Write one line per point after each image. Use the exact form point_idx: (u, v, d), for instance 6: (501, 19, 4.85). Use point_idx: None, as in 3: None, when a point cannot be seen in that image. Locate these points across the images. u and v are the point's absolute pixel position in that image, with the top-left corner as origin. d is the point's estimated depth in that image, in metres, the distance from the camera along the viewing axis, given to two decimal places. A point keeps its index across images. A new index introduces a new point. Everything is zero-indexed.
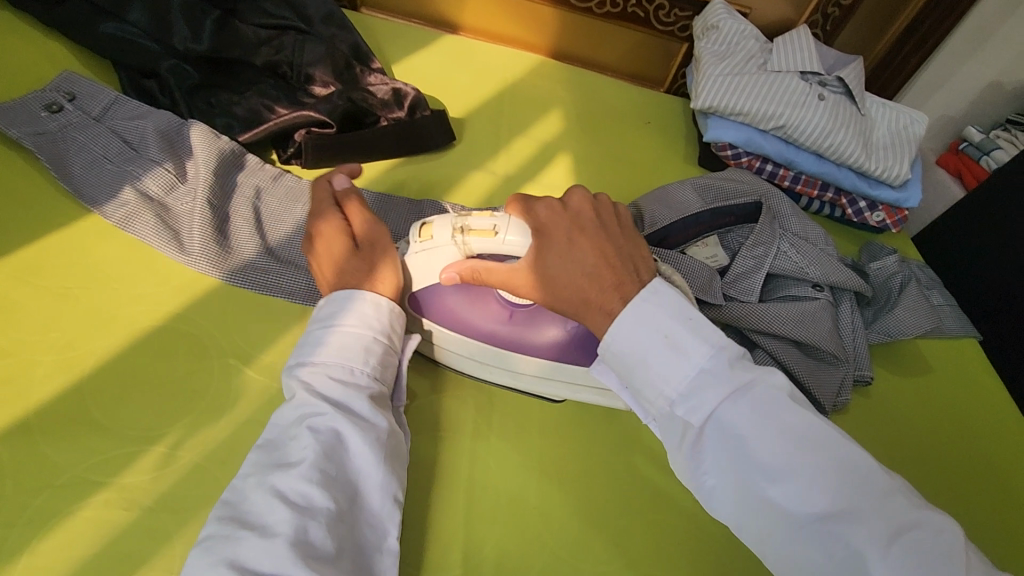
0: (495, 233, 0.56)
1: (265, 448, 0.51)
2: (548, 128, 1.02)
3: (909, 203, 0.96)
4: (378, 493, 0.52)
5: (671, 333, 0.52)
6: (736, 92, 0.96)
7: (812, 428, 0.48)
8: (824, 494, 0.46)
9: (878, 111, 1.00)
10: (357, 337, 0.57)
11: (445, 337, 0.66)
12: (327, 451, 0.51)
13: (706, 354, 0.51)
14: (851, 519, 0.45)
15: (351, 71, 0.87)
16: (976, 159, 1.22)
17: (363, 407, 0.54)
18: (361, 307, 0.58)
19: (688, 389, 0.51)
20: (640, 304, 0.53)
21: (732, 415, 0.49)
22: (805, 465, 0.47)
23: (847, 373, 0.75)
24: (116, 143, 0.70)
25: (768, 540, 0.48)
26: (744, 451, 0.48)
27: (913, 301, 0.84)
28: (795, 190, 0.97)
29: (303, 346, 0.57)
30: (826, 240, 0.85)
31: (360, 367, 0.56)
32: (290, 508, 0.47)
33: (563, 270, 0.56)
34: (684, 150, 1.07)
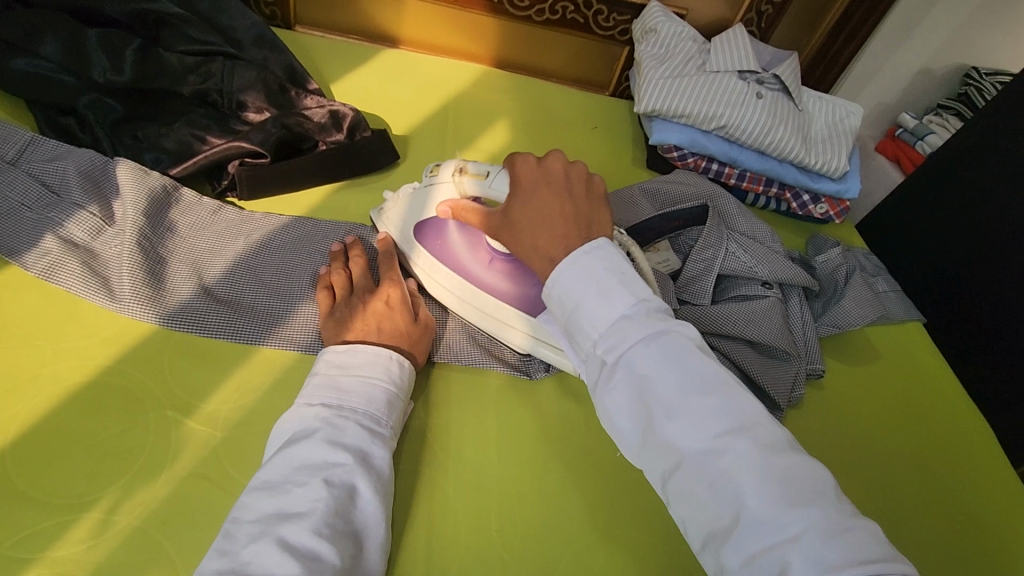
0: (486, 176, 0.66)
1: (274, 490, 0.50)
2: (495, 141, 1.01)
3: (850, 193, 0.99)
4: (377, 551, 0.52)
5: (603, 279, 0.49)
6: (677, 94, 0.97)
7: (718, 375, 0.45)
8: (716, 432, 0.43)
9: (815, 105, 1.02)
10: (383, 391, 0.59)
11: (434, 267, 0.73)
12: (339, 504, 0.50)
13: (630, 303, 0.48)
14: (740, 459, 0.42)
15: (285, 94, 0.85)
16: (912, 144, 1.27)
17: (378, 461, 0.55)
18: (390, 365, 0.60)
19: (609, 333, 0.47)
20: (583, 254, 0.51)
21: (644, 359, 0.45)
22: (705, 406, 0.43)
23: (798, 368, 0.76)
24: (34, 188, 0.66)
25: (669, 482, 0.44)
26: (649, 390, 0.45)
27: (858, 291, 0.86)
28: (741, 187, 0.99)
29: (325, 387, 0.57)
30: (773, 237, 0.87)
31: (384, 421, 0.58)
32: (299, 562, 0.45)
33: (522, 219, 0.57)
34: (632, 153, 1.08)
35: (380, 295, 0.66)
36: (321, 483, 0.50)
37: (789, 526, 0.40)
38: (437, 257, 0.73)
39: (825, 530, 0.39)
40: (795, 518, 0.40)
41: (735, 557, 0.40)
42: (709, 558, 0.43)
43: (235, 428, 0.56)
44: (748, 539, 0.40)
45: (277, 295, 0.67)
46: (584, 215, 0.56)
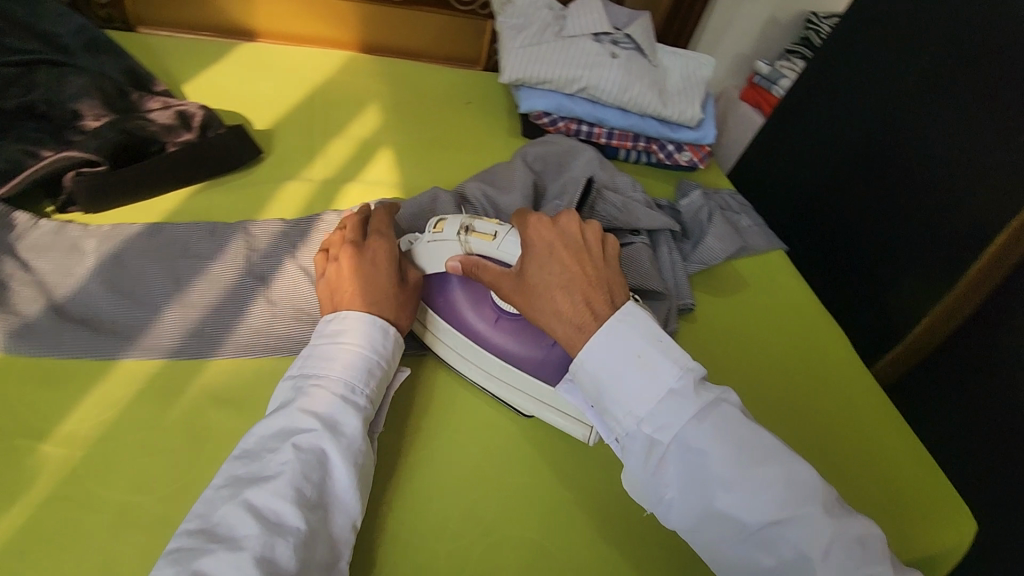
0: (495, 236, 0.63)
1: (252, 457, 0.53)
2: (367, 124, 1.00)
3: (707, 139, 1.05)
4: (346, 514, 0.53)
5: (642, 353, 0.53)
6: (537, 61, 1.00)
7: (761, 441, 0.51)
8: (774, 505, 0.47)
9: (669, 60, 1.08)
10: (361, 358, 0.59)
11: (437, 323, 0.70)
12: (308, 469, 0.52)
13: (676, 376, 0.52)
14: (804, 530, 0.47)
15: (126, 98, 0.81)
16: (769, 89, 1.37)
17: (354, 428, 0.56)
18: (372, 330, 0.61)
19: (656, 409, 0.51)
20: (613, 327, 0.55)
21: (696, 435, 0.50)
22: (757, 476, 0.49)
23: (671, 305, 0.82)
24: None
25: (723, 545, 0.49)
26: (704, 465, 0.49)
27: (719, 227, 0.93)
28: (612, 145, 1.04)
29: (311, 359, 0.59)
30: (634, 185, 0.93)
31: (361, 389, 0.58)
32: (259, 523, 0.48)
33: (539, 281, 0.59)
34: (507, 123, 1.10)
35: (368, 259, 0.66)
36: (291, 449, 0.52)
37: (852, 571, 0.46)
38: (439, 313, 0.70)
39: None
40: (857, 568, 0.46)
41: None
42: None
43: (99, 443, 0.55)
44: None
45: (137, 304, 0.65)
46: (599, 279, 0.59)
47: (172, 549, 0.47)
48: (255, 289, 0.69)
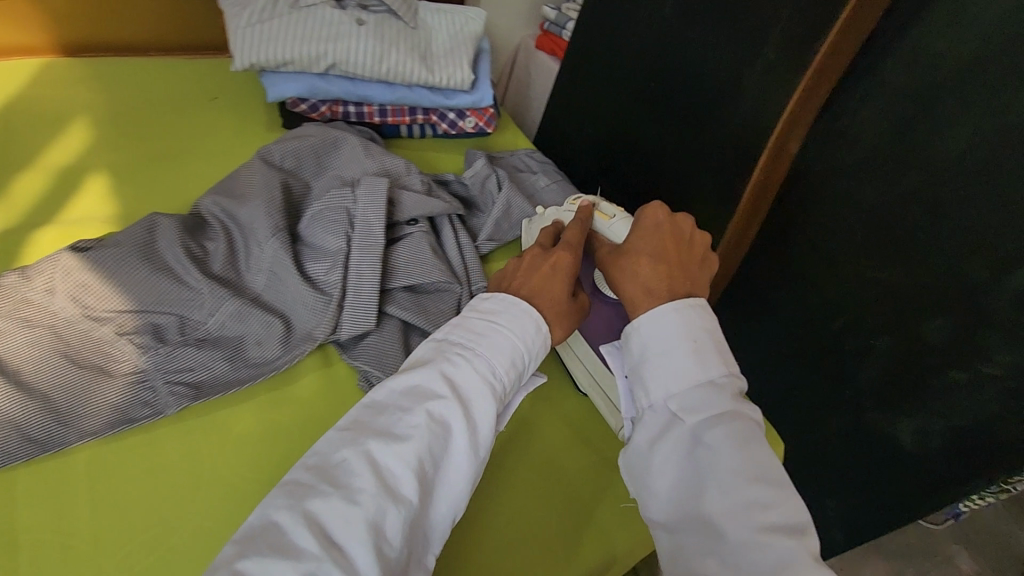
0: (611, 217, 0.72)
1: (383, 411, 0.47)
2: (71, 146, 0.81)
3: (486, 101, 0.97)
4: (450, 505, 0.47)
5: (698, 339, 0.51)
6: (270, 40, 0.85)
7: (772, 465, 0.46)
8: (761, 525, 0.43)
9: (431, 19, 0.97)
10: (512, 341, 0.53)
11: None
12: (434, 441, 0.46)
13: (720, 372, 0.50)
14: (786, 562, 0.41)
15: None
16: (559, 34, 1.31)
17: (489, 416, 0.49)
18: (518, 317, 0.54)
19: (691, 394, 0.50)
20: (690, 306, 0.53)
21: (714, 433, 0.47)
22: (748, 494, 0.44)
23: (464, 291, 0.75)
24: None
25: (692, 554, 0.45)
26: (707, 463, 0.46)
27: (508, 191, 0.86)
28: (389, 122, 0.95)
29: (461, 327, 0.54)
30: (408, 166, 0.82)
31: (503, 376, 0.51)
32: (379, 484, 0.43)
33: (636, 251, 0.59)
34: (264, 116, 0.95)
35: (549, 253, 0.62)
36: (423, 414, 0.47)
37: None
38: None
39: None
40: None
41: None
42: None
43: None
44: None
45: None
46: (691, 270, 0.59)
47: (286, 481, 0.44)
48: None
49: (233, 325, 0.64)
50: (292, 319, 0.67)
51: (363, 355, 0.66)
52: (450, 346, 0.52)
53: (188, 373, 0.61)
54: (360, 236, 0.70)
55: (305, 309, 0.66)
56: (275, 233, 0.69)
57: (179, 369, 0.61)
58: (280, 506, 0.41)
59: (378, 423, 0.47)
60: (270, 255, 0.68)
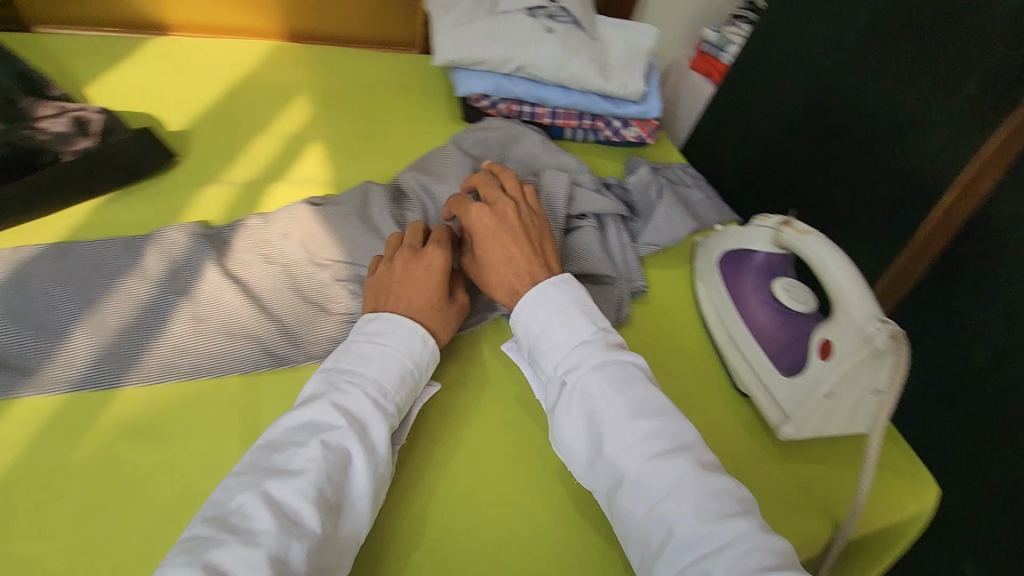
0: (805, 233, 0.72)
1: (276, 449, 0.51)
2: (295, 118, 0.94)
3: (653, 113, 1.02)
4: (355, 522, 0.50)
5: (567, 309, 0.60)
6: (470, 40, 0.94)
7: (655, 395, 0.56)
8: (653, 451, 0.52)
9: (608, 32, 1.03)
10: (400, 364, 0.58)
11: (716, 293, 0.81)
12: (332, 469, 0.50)
13: (590, 330, 0.59)
14: (673, 477, 0.50)
15: (15, 106, 0.74)
16: (716, 56, 1.33)
17: (378, 434, 0.54)
18: (409, 336, 0.59)
19: (570, 356, 0.58)
20: (552, 282, 0.62)
21: (595, 386, 0.55)
22: (635, 430, 0.53)
23: (622, 289, 0.79)
24: None
25: (614, 498, 0.52)
26: (597, 415, 0.54)
27: (669, 203, 0.89)
28: (557, 125, 1.01)
29: (346, 355, 0.58)
30: (581, 167, 0.87)
31: (392, 396, 0.56)
32: (275, 520, 0.45)
33: (493, 255, 0.66)
34: (447, 110, 1.04)
35: (422, 260, 0.65)
36: (318, 446, 0.50)
37: (719, 518, 0.48)
38: (726, 283, 0.80)
39: (751, 538, 0.47)
40: (724, 531, 0.47)
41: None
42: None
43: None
44: (681, 557, 0.47)
45: (41, 332, 0.59)
46: (542, 239, 0.69)
47: (183, 538, 0.44)
48: (171, 305, 0.63)
49: None
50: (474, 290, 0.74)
51: None
52: (338, 376, 0.56)
53: None
54: None
55: None
56: None
57: None
58: (176, 565, 0.42)
59: (272, 464, 0.50)
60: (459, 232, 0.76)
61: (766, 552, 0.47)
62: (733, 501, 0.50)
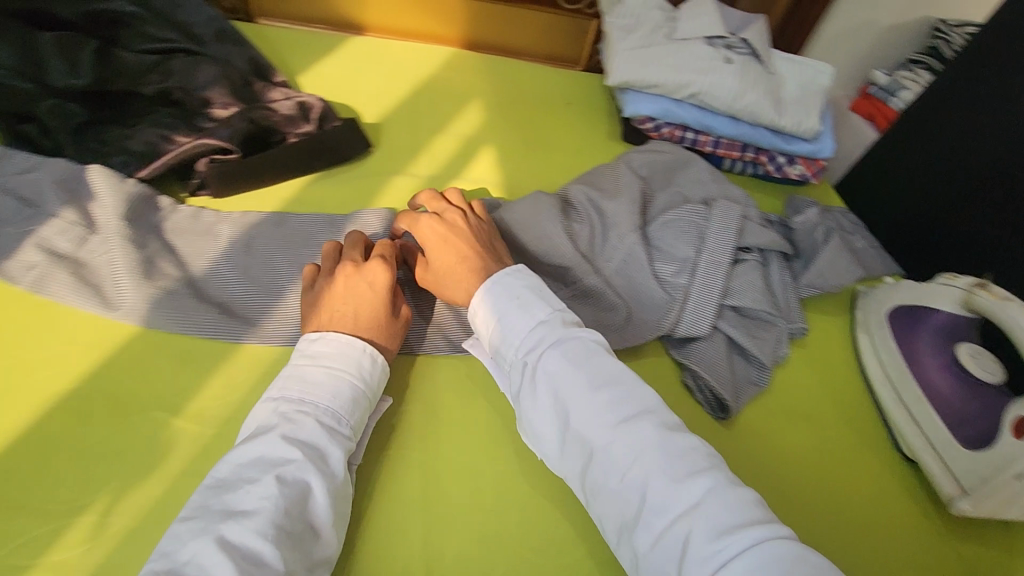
0: (1004, 299, 0.70)
1: (228, 488, 0.48)
2: (469, 122, 0.99)
3: (824, 153, 0.99)
4: (323, 548, 0.49)
5: (523, 294, 0.60)
6: (648, 64, 0.95)
7: (617, 368, 0.56)
8: (618, 421, 0.52)
9: (785, 66, 1.01)
10: (350, 386, 0.56)
11: (884, 347, 0.79)
12: (289, 504, 0.48)
13: (546, 311, 0.59)
14: (640, 442, 0.50)
15: (251, 88, 0.84)
16: (885, 100, 1.25)
17: (335, 458, 0.52)
18: (358, 358, 0.57)
19: (530, 334, 0.58)
20: (507, 273, 0.63)
21: (554, 364, 0.55)
22: (600, 402, 0.53)
23: (782, 328, 0.78)
24: (11, 203, 0.65)
25: (588, 476, 0.52)
26: (560, 396, 0.54)
27: (836, 247, 0.86)
28: (717, 154, 0.99)
29: (292, 380, 0.55)
30: (749, 201, 0.86)
31: (346, 419, 0.55)
32: (236, 565, 0.43)
33: (449, 255, 0.66)
34: (608, 127, 1.07)
35: (364, 274, 0.62)
36: (273, 482, 0.48)
37: (686, 476, 0.49)
38: (897, 339, 0.79)
39: (719, 492, 0.48)
40: (691, 488, 0.48)
41: (671, 563, 0.46)
42: (628, 555, 0.49)
43: (222, 424, 0.56)
44: (656, 523, 0.47)
45: (263, 290, 0.66)
46: (492, 240, 0.69)
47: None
48: None
49: (591, 297, 0.75)
50: (635, 308, 0.76)
51: (695, 357, 0.73)
52: (286, 404, 0.54)
53: None
54: (709, 250, 0.77)
55: (652, 301, 0.76)
56: (634, 230, 0.79)
57: None
58: None
59: (223, 504, 0.47)
60: (625, 249, 0.78)
61: (737, 506, 0.47)
62: (701, 457, 0.50)
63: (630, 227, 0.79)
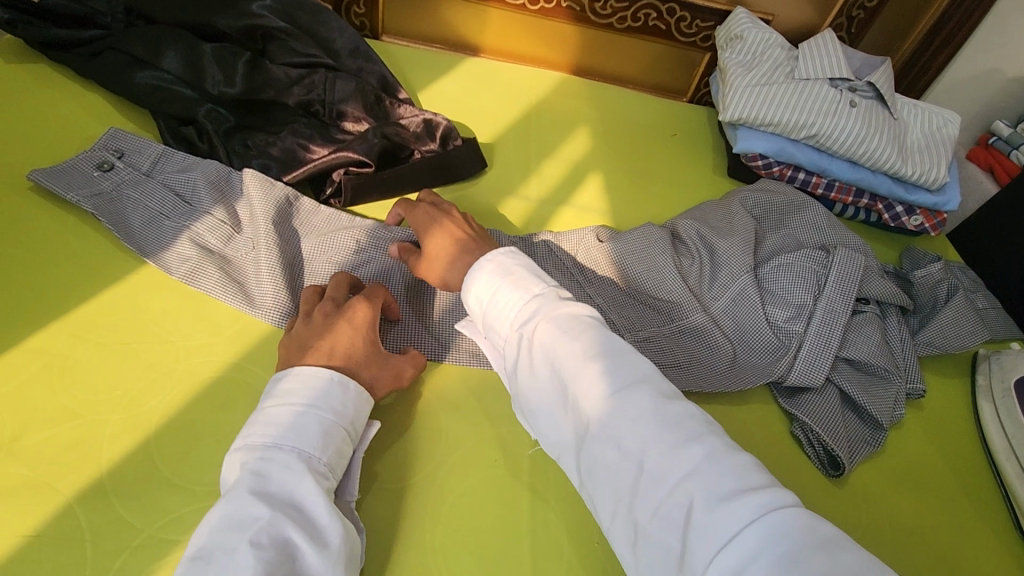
0: None
1: (207, 558, 0.45)
2: (577, 147, 1.00)
3: (948, 206, 0.95)
4: None
5: (518, 270, 0.57)
6: (766, 102, 0.94)
7: (611, 339, 0.52)
8: (612, 391, 0.48)
9: (910, 112, 0.98)
10: (318, 421, 0.53)
11: (1010, 417, 0.76)
12: (273, 565, 0.46)
13: (541, 286, 0.56)
14: (637, 411, 0.47)
15: (381, 104, 0.88)
16: (1007, 152, 1.15)
17: (315, 506, 0.50)
18: (328, 389, 0.55)
19: (526, 306, 0.55)
20: (495, 254, 0.59)
21: (548, 337, 0.51)
22: (594, 371, 0.49)
23: (900, 387, 0.74)
24: (169, 198, 0.70)
25: (583, 456, 0.48)
26: (556, 369, 0.50)
27: (960, 308, 0.82)
28: (829, 197, 0.96)
29: (256, 427, 0.52)
30: (867, 250, 0.83)
31: (320, 459, 0.52)
32: None
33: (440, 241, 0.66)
34: (713, 161, 1.05)
35: (345, 314, 0.61)
36: (248, 545, 0.46)
37: (683, 443, 0.45)
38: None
39: (715, 459, 0.44)
40: (688, 455, 0.44)
41: (672, 537, 0.42)
42: (625, 531, 0.45)
43: None
44: (654, 493, 0.44)
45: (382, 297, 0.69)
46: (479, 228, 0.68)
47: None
48: None
49: (698, 334, 0.74)
50: (743, 351, 0.75)
51: (806, 410, 0.71)
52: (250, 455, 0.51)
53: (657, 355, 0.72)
54: (828, 298, 0.75)
55: (763, 345, 0.75)
56: (747, 270, 0.78)
57: (654, 350, 0.72)
58: None
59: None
60: (740, 288, 0.77)
61: (736, 471, 0.44)
62: (698, 424, 0.47)
63: (743, 265, 0.78)
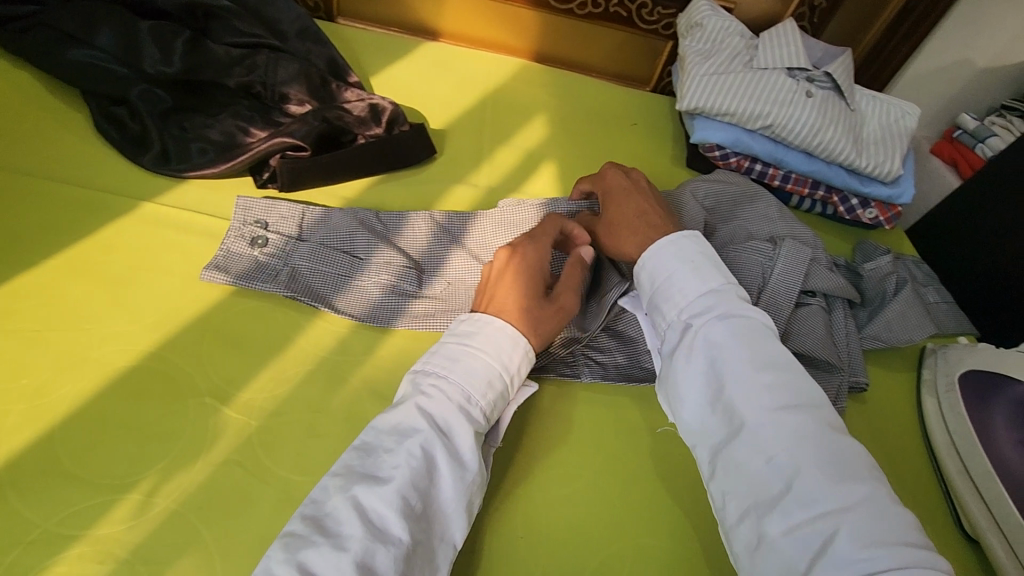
0: None
1: (369, 451, 0.51)
2: (534, 135, 0.99)
3: (902, 198, 0.95)
4: (442, 529, 0.50)
5: (696, 262, 0.59)
6: (722, 91, 0.93)
7: (786, 359, 0.52)
8: (780, 404, 0.49)
9: (868, 104, 0.97)
10: (485, 367, 0.56)
11: (951, 413, 0.76)
12: (417, 477, 0.49)
13: (720, 283, 0.57)
14: (799, 432, 0.47)
15: (327, 87, 0.86)
16: (971, 146, 1.16)
17: (465, 443, 0.52)
18: (501, 341, 0.57)
19: (701, 300, 0.57)
20: (681, 236, 0.61)
21: (720, 334, 0.53)
22: (763, 381, 0.50)
23: (843, 379, 0.74)
24: (343, 258, 0.70)
25: (723, 449, 0.49)
26: (720, 365, 0.52)
27: (907, 303, 0.81)
28: (785, 189, 0.95)
29: (436, 357, 0.57)
30: (816, 242, 0.82)
31: (478, 403, 0.54)
32: (366, 527, 0.46)
33: (626, 214, 0.69)
34: (673, 151, 1.04)
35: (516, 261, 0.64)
36: (404, 455, 0.49)
37: (844, 480, 0.45)
38: (964, 405, 0.76)
39: (875, 505, 0.44)
40: (846, 493, 0.45)
41: (800, 556, 0.43)
42: (748, 535, 0.46)
43: (271, 417, 0.57)
44: (796, 511, 0.44)
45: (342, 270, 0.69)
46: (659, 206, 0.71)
47: (282, 535, 0.46)
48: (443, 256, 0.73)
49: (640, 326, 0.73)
50: None
51: None
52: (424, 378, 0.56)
53: (598, 353, 0.72)
54: (771, 291, 0.74)
55: None
56: None
57: (596, 348, 0.72)
58: (277, 561, 0.43)
59: (362, 466, 0.50)
60: None
61: (894, 522, 0.44)
62: (863, 468, 0.47)
63: None
